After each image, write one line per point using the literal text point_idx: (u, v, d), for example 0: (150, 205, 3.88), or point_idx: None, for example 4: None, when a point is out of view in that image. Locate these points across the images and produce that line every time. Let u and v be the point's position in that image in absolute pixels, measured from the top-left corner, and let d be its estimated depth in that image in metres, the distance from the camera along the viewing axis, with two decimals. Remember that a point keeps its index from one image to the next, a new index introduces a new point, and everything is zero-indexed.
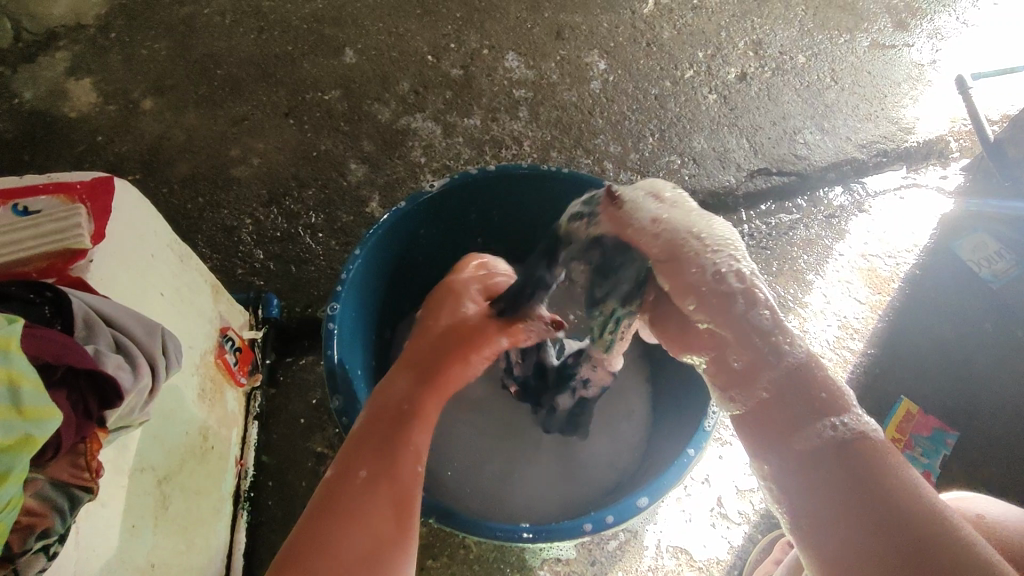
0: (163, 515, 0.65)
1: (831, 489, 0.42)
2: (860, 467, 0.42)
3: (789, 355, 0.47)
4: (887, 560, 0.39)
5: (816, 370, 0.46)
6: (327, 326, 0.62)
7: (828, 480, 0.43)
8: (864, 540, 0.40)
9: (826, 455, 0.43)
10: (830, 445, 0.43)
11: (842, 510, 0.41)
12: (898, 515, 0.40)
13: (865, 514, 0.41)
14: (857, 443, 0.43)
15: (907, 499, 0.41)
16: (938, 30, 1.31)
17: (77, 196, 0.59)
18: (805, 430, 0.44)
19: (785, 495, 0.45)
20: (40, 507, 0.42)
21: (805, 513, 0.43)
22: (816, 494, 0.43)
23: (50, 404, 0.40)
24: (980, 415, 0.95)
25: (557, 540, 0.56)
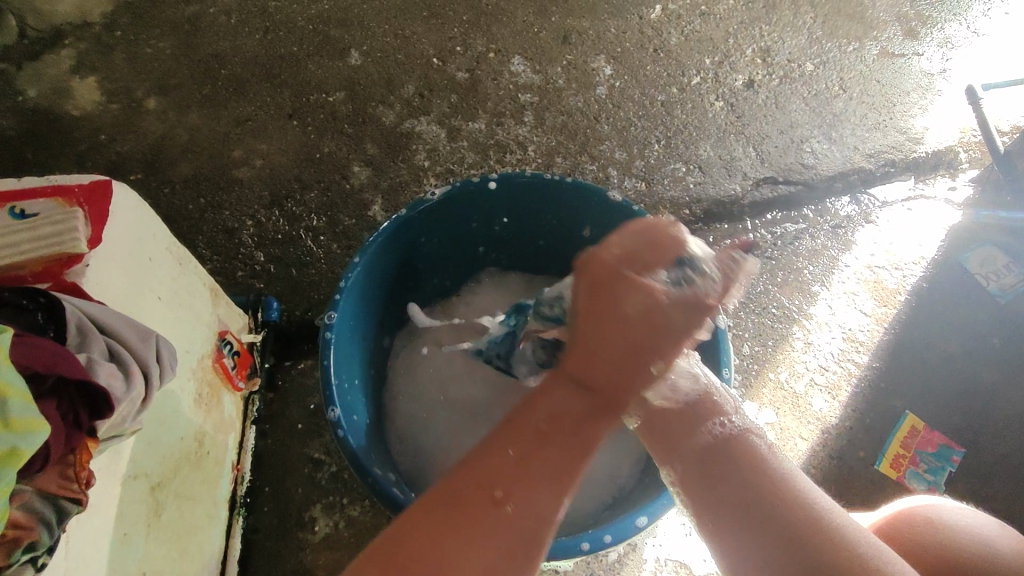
0: (156, 523, 0.64)
1: (716, 476, 0.53)
2: (737, 453, 0.53)
3: (686, 381, 0.60)
4: (764, 519, 0.49)
5: (710, 394, 0.59)
6: (324, 335, 0.62)
7: (712, 471, 0.53)
8: (741, 508, 0.50)
9: (712, 452, 0.54)
10: (714, 440, 0.55)
11: (723, 493, 0.52)
12: (767, 481, 0.51)
13: (743, 488, 0.51)
14: (733, 435, 0.55)
15: (770, 468, 0.52)
16: (948, 39, 1.30)
17: (75, 199, 0.58)
18: (693, 434, 0.56)
19: (684, 491, 0.55)
20: (27, 520, 0.41)
21: (705, 508, 0.53)
22: (706, 482, 0.53)
23: (38, 416, 0.39)
24: (986, 432, 0.94)
25: (554, 559, 0.55)
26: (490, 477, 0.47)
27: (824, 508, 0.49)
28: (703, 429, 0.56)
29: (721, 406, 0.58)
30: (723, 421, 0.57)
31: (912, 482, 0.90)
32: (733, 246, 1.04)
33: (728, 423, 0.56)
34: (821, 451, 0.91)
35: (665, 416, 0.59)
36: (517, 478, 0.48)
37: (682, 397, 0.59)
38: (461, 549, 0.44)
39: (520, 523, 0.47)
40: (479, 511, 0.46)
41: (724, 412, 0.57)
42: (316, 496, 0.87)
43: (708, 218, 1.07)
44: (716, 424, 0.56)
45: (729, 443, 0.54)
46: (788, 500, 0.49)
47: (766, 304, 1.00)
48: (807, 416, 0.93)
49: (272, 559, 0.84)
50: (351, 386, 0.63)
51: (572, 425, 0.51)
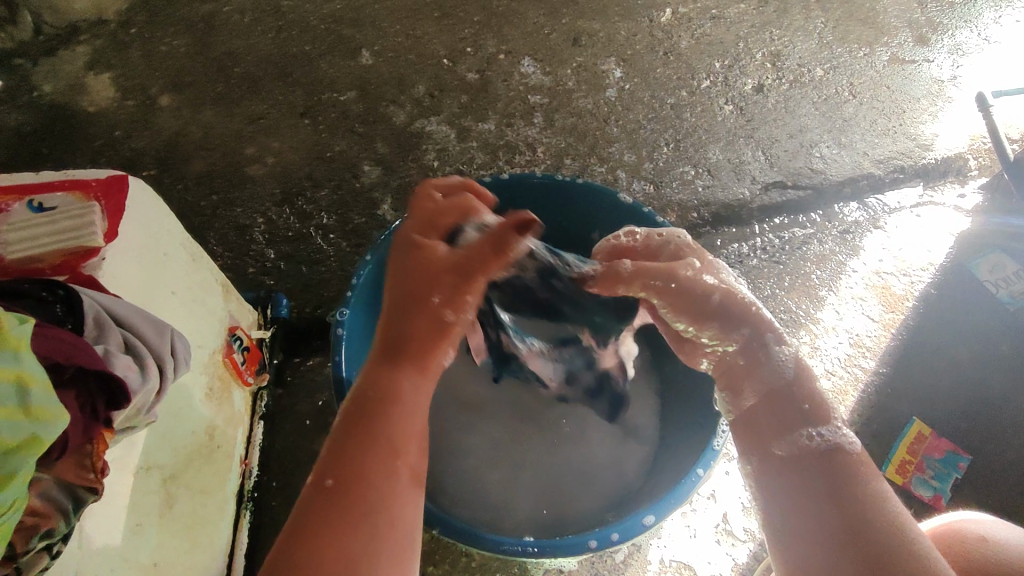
0: (167, 514, 0.65)
1: (797, 485, 0.51)
2: (830, 472, 0.50)
3: (786, 374, 0.54)
4: (839, 545, 0.47)
5: (805, 389, 0.54)
6: (336, 331, 0.62)
7: (800, 478, 0.51)
8: (821, 526, 0.48)
9: (803, 459, 0.51)
10: (803, 451, 0.51)
11: (810, 503, 0.50)
12: (855, 507, 0.48)
13: (826, 508, 0.49)
14: (829, 453, 0.51)
15: (858, 493, 0.49)
16: (960, 45, 1.30)
17: (93, 193, 0.59)
18: (783, 437, 0.53)
19: (760, 490, 0.53)
20: (45, 507, 0.42)
21: (783, 516, 0.51)
22: (788, 490, 0.51)
23: (58, 405, 0.40)
24: (993, 439, 0.93)
25: (561, 555, 0.56)
26: (328, 467, 0.48)
27: (912, 545, 0.47)
28: (797, 436, 0.52)
29: (823, 410, 0.53)
30: (819, 427, 0.52)
31: (919, 489, 0.90)
32: (742, 250, 1.05)
33: (826, 437, 0.51)
34: None
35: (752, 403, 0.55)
36: (353, 460, 0.48)
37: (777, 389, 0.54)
38: (340, 515, 0.46)
39: (369, 504, 0.47)
40: (319, 504, 0.46)
41: (822, 414, 0.53)
42: None
43: (716, 222, 1.07)
44: (810, 430, 0.52)
45: (820, 460, 0.51)
46: (875, 531, 0.47)
47: (774, 308, 1.00)
48: None
49: None
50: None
51: (386, 390, 0.51)
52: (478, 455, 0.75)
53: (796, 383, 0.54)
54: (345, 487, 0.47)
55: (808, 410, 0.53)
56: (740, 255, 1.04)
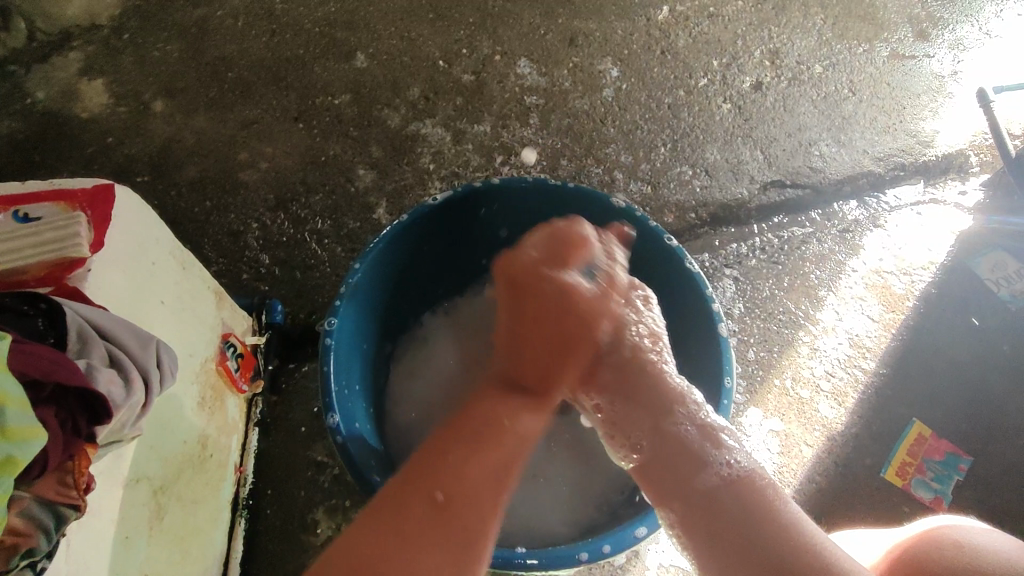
0: (158, 526, 0.64)
1: (712, 513, 0.57)
2: (733, 499, 0.57)
3: (692, 426, 0.61)
4: (754, 556, 0.54)
5: (703, 429, 0.61)
6: (324, 341, 0.61)
7: (711, 510, 0.57)
8: (737, 544, 0.55)
9: (711, 492, 0.58)
10: (714, 486, 0.58)
11: (720, 531, 0.56)
12: (760, 521, 0.55)
13: (738, 526, 0.55)
14: (736, 477, 0.58)
15: (756, 505, 0.56)
16: (960, 40, 1.28)
17: (78, 204, 0.59)
18: (698, 472, 0.59)
19: (683, 527, 0.58)
20: (25, 526, 0.41)
21: (705, 546, 0.56)
22: (703, 523, 0.57)
23: (35, 424, 0.40)
24: (994, 439, 0.92)
25: (552, 569, 0.55)
26: (434, 481, 0.53)
27: (806, 539, 0.54)
28: (706, 470, 0.59)
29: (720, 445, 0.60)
30: (724, 461, 0.59)
31: (920, 491, 0.89)
32: (740, 250, 1.04)
33: (731, 464, 0.58)
34: (826, 458, 0.90)
35: (655, 454, 0.62)
36: (456, 478, 0.54)
37: (680, 439, 0.61)
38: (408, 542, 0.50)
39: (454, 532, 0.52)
40: (424, 515, 0.52)
41: (722, 449, 0.59)
42: (318, 499, 0.87)
43: (714, 222, 1.06)
44: (717, 465, 0.59)
45: (730, 485, 0.57)
46: (776, 533, 0.54)
47: (772, 310, 0.99)
48: (813, 422, 0.92)
49: (273, 562, 0.84)
50: (349, 393, 0.62)
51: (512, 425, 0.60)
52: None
53: (705, 429, 0.61)
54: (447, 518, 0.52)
55: (705, 447, 0.60)
56: (738, 256, 1.03)
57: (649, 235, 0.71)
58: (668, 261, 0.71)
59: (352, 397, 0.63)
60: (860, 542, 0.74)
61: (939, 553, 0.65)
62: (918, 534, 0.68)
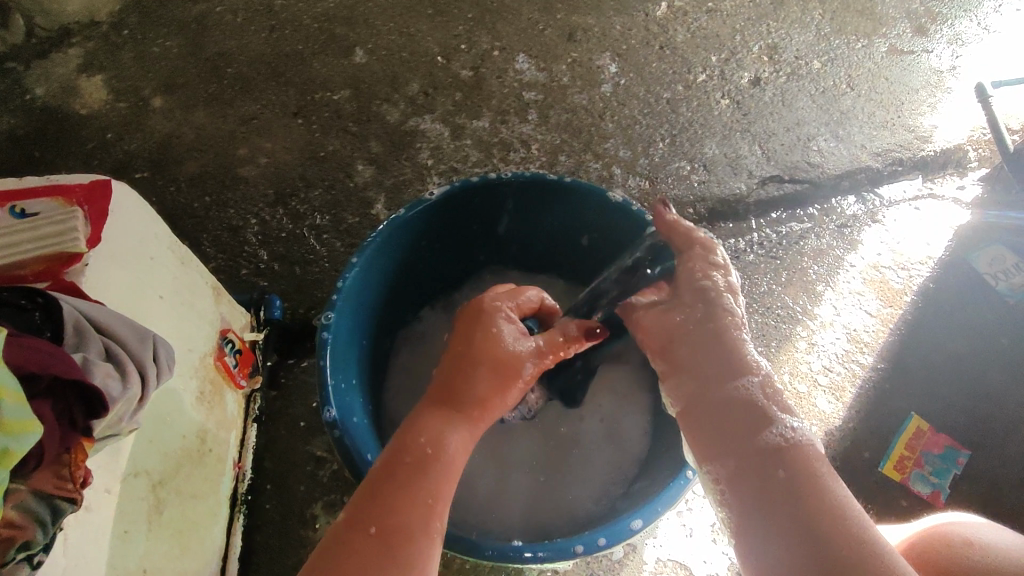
0: (156, 520, 0.64)
1: (764, 479, 0.51)
2: (790, 466, 0.51)
3: (758, 386, 0.55)
4: (806, 536, 0.47)
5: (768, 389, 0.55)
6: (321, 335, 0.61)
7: (765, 474, 0.51)
8: (788, 516, 0.49)
9: (768, 455, 0.52)
10: (770, 449, 0.52)
11: (771, 499, 0.50)
12: (818, 496, 0.49)
13: (790, 498, 0.50)
14: (797, 444, 0.52)
15: (814, 480, 0.50)
16: (960, 35, 1.28)
17: (76, 199, 0.59)
18: (755, 433, 0.53)
19: (729, 490, 0.53)
20: (21, 519, 0.41)
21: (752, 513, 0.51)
22: (751, 486, 0.51)
23: (30, 417, 0.40)
24: (992, 433, 0.92)
25: (548, 562, 0.55)
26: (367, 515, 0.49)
27: (865, 532, 0.48)
28: (763, 431, 0.53)
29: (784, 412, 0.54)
30: (786, 426, 0.53)
31: (918, 485, 0.89)
32: (739, 246, 1.04)
33: (794, 430, 0.53)
34: (824, 452, 0.90)
35: (702, 402, 0.56)
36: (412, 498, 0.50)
37: (736, 394, 0.55)
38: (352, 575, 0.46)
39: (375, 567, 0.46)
40: (371, 554, 0.47)
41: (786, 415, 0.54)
42: (317, 494, 0.87)
43: (713, 217, 1.06)
44: (777, 429, 0.53)
45: (788, 454, 0.52)
46: (833, 514, 0.48)
47: (771, 304, 0.99)
48: (811, 417, 0.92)
49: (272, 556, 0.84)
50: (346, 387, 0.63)
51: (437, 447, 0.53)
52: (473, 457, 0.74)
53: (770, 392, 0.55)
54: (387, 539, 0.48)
55: (765, 409, 0.54)
56: (736, 251, 1.03)
57: (648, 231, 0.70)
58: None
59: (350, 391, 0.63)
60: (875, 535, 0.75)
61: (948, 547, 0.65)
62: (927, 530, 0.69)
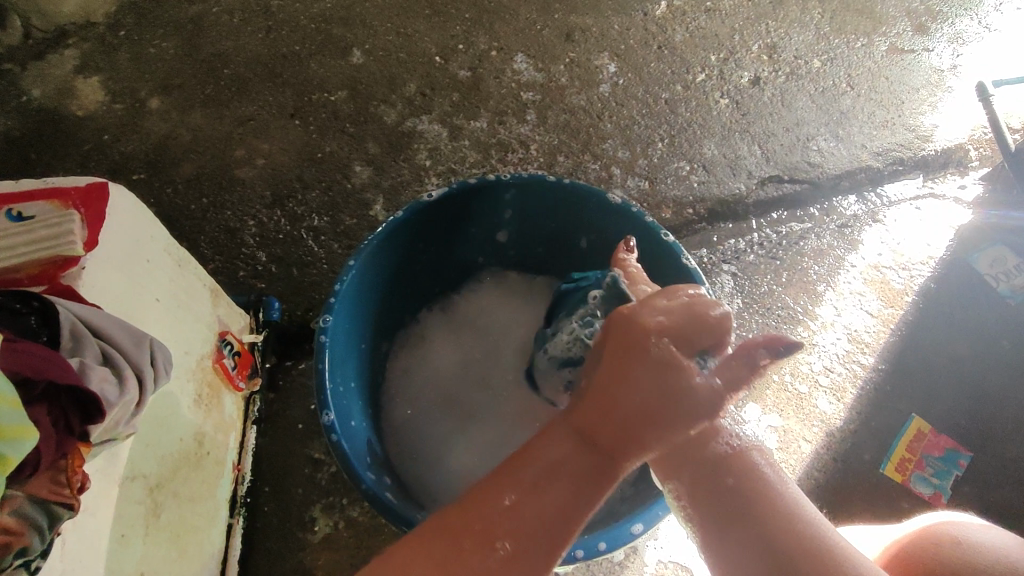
0: (154, 524, 0.64)
1: (715, 488, 0.54)
2: (741, 471, 0.55)
3: None
4: (757, 538, 0.51)
5: None
6: (319, 338, 0.61)
7: (718, 482, 0.55)
8: (739, 521, 0.52)
9: (719, 464, 0.55)
10: (721, 458, 0.56)
11: (727, 505, 0.53)
12: (771, 496, 0.53)
13: (740, 503, 0.53)
14: (742, 449, 0.56)
15: (758, 484, 0.54)
16: (960, 34, 1.28)
17: (71, 202, 0.58)
18: (705, 445, 0.56)
19: (690, 504, 0.56)
20: (18, 525, 0.41)
21: (714, 523, 0.53)
22: (704, 495, 0.55)
23: (26, 422, 0.40)
24: (993, 434, 0.92)
25: (548, 567, 0.55)
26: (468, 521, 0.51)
27: (811, 520, 0.52)
28: (710, 442, 0.56)
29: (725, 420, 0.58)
30: (729, 433, 0.57)
31: (920, 486, 0.89)
32: (738, 246, 1.03)
33: (737, 436, 0.57)
34: (824, 454, 0.90)
35: None
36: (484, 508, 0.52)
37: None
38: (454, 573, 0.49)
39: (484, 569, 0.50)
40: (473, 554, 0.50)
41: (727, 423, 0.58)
42: (316, 497, 0.87)
43: (713, 217, 1.06)
44: (722, 438, 0.57)
45: (733, 461, 0.55)
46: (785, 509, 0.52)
47: (771, 305, 0.99)
48: (811, 418, 0.92)
49: (272, 559, 0.84)
50: (343, 390, 0.62)
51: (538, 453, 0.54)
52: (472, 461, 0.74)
53: None
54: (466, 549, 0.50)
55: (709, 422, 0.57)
56: (736, 252, 1.03)
57: (645, 233, 0.70)
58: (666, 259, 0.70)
59: (346, 394, 0.63)
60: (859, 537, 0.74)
61: (938, 548, 0.64)
62: (916, 531, 0.68)
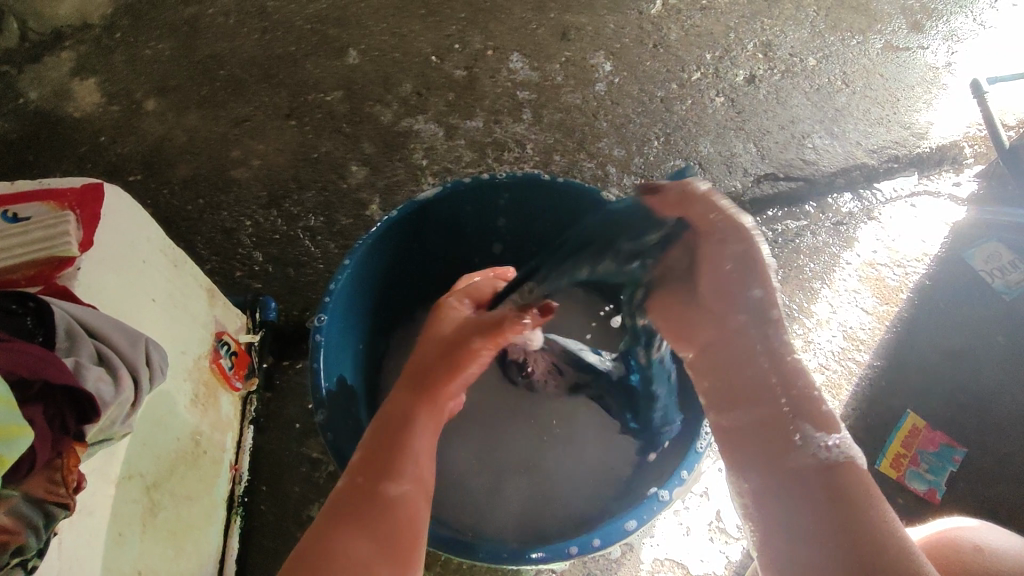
0: (151, 523, 0.64)
1: (796, 497, 0.51)
2: (828, 480, 0.51)
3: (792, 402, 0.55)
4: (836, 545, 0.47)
5: (815, 401, 0.55)
6: (314, 337, 0.61)
7: (804, 488, 0.51)
8: (818, 529, 0.49)
9: (808, 470, 0.52)
10: (814, 461, 0.52)
11: (809, 512, 0.50)
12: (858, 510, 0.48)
13: (831, 501, 0.50)
14: (842, 460, 0.51)
15: (846, 496, 0.50)
16: (954, 31, 1.28)
17: (67, 203, 0.59)
18: (793, 448, 0.53)
19: (761, 505, 0.53)
20: (14, 524, 0.41)
21: (788, 530, 0.50)
22: (782, 499, 0.52)
23: (19, 422, 0.40)
24: (989, 431, 0.92)
25: (542, 563, 0.55)
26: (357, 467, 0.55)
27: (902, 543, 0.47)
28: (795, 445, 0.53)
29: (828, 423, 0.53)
30: (831, 438, 0.52)
31: (913, 482, 0.88)
32: None
33: (837, 444, 0.52)
34: None
35: (747, 425, 0.57)
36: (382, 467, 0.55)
37: (782, 413, 0.55)
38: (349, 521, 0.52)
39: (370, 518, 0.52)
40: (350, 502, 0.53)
41: (832, 426, 0.53)
42: (313, 495, 0.87)
43: None
44: (821, 441, 0.52)
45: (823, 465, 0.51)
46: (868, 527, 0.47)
47: None
48: None
49: (269, 558, 0.84)
50: (339, 389, 0.62)
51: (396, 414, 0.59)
52: (465, 456, 0.75)
53: (813, 408, 0.54)
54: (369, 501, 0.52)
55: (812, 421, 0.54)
56: None
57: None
58: None
59: (342, 394, 0.63)
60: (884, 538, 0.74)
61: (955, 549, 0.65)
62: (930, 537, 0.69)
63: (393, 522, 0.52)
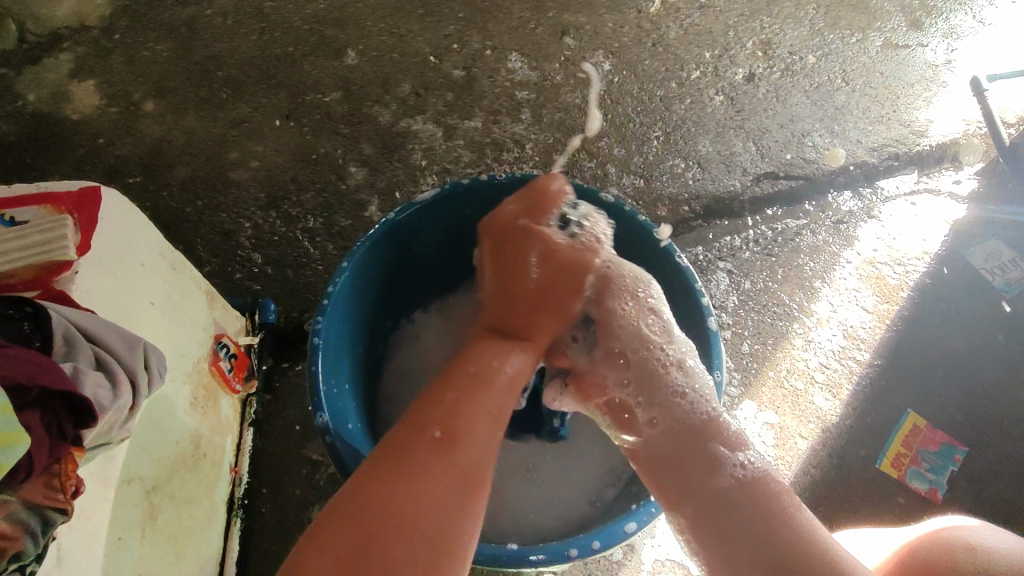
0: (151, 526, 0.64)
1: (726, 526, 0.55)
2: (751, 501, 0.55)
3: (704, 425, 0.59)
4: (768, 563, 0.52)
5: (720, 424, 0.60)
6: (312, 340, 0.61)
7: (724, 514, 0.55)
8: (744, 553, 0.53)
9: (727, 494, 0.56)
10: (732, 485, 0.56)
11: (735, 536, 0.54)
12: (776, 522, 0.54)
13: (754, 520, 0.54)
14: (751, 477, 0.56)
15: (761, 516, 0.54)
16: (954, 28, 1.28)
17: (64, 206, 0.59)
18: (713, 475, 0.57)
19: (695, 532, 0.57)
20: (12, 530, 0.41)
21: (727, 555, 0.54)
22: (716, 527, 0.55)
23: (16, 428, 0.40)
24: (990, 429, 0.91)
25: (545, 565, 0.55)
26: (434, 420, 0.53)
27: (820, 540, 0.54)
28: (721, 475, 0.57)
29: (733, 446, 0.58)
30: (740, 459, 0.57)
31: (914, 482, 0.88)
32: (734, 243, 1.03)
33: (747, 465, 0.57)
34: (821, 450, 0.89)
35: (669, 455, 0.59)
36: (452, 415, 0.54)
37: (699, 440, 0.59)
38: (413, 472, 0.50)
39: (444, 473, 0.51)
40: (425, 448, 0.52)
41: (738, 446, 0.58)
42: (313, 497, 0.87)
43: (707, 214, 1.06)
44: (733, 466, 0.57)
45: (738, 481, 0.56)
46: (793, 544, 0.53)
47: (767, 302, 0.99)
48: (807, 414, 0.91)
49: (269, 560, 0.84)
50: (336, 392, 0.62)
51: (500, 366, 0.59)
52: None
53: (718, 432, 0.59)
54: (436, 447, 0.52)
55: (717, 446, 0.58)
56: (731, 249, 1.03)
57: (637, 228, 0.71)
58: (662, 262, 0.71)
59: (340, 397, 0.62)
60: (865, 540, 0.74)
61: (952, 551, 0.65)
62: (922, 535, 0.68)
63: (437, 481, 0.51)
